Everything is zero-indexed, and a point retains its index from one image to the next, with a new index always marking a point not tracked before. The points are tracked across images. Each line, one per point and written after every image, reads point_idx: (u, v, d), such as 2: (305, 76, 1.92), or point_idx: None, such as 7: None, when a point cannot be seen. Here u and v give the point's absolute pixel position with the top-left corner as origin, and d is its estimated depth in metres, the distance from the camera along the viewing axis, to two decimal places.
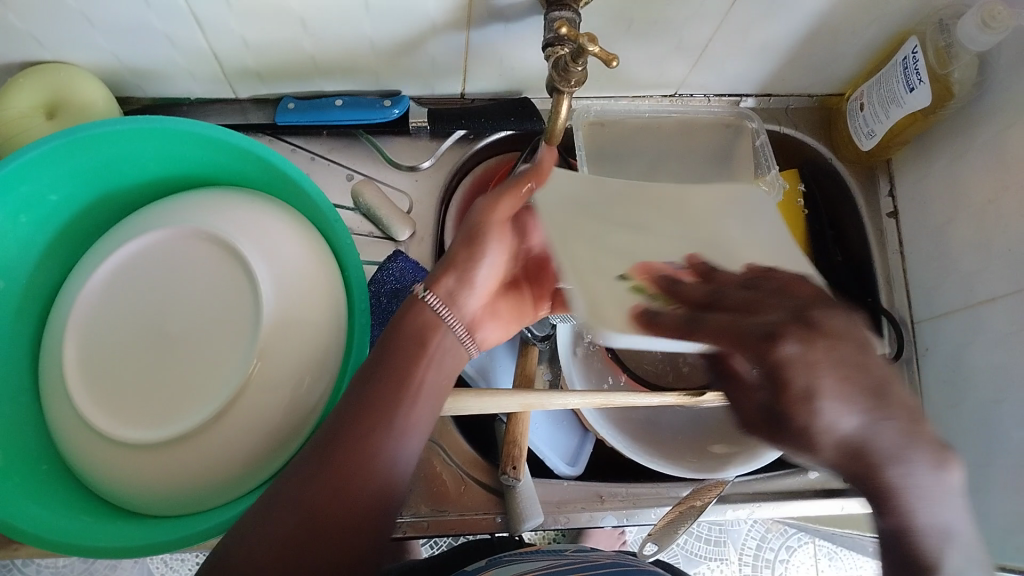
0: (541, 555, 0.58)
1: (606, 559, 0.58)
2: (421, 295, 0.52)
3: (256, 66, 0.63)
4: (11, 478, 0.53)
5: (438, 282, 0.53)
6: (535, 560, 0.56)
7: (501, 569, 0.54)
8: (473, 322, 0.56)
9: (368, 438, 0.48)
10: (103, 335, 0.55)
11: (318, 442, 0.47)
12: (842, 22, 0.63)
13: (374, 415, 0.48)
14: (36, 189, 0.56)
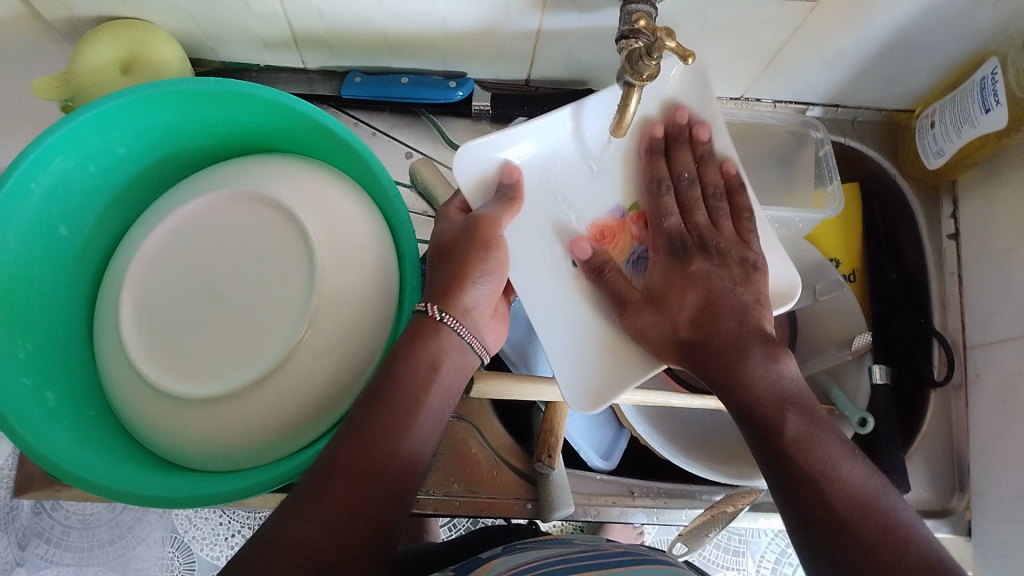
0: (553, 543, 0.58)
1: (619, 548, 0.57)
2: (438, 316, 0.53)
3: (327, 37, 0.63)
4: (61, 420, 0.54)
5: (453, 304, 0.54)
6: (541, 549, 0.55)
7: (511, 556, 0.54)
8: (483, 329, 0.57)
9: (382, 442, 0.47)
10: (161, 290, 0.57)
11: (338, 443, 0.46)
12: (921, 36, 0.62)
13: (387, 418, 0.48)
14: (106, 141, 0.58)
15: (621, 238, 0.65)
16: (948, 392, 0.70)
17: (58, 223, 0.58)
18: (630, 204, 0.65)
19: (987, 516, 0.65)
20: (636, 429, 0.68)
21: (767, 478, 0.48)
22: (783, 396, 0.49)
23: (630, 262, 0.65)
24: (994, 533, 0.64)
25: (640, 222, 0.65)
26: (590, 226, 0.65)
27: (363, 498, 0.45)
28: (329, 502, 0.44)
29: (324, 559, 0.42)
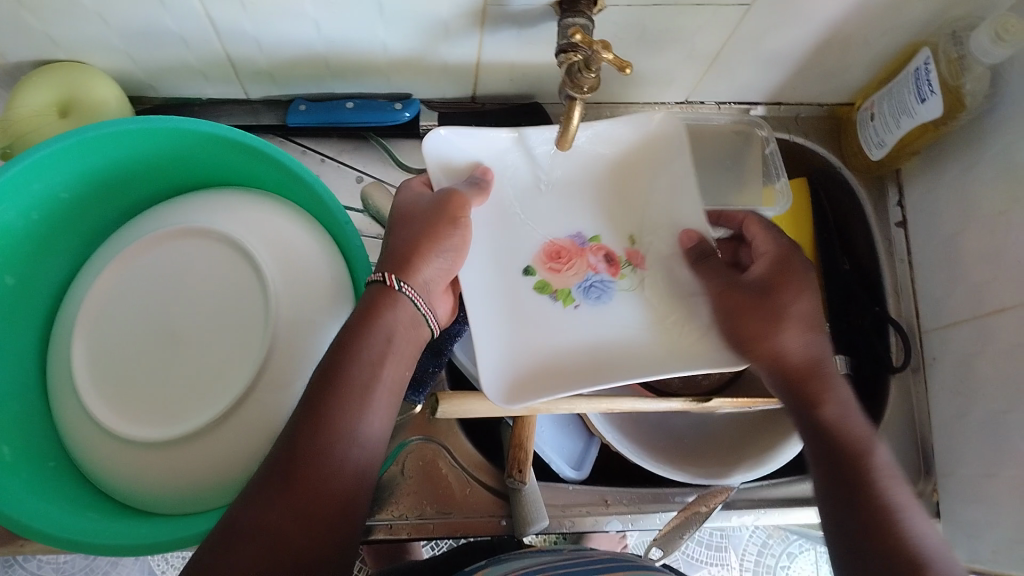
0: (541, 552, 0.58)
1: (604, 555, 0.57)
2: (396, 285, 0.52)
3: (268, 67, 0.63)
4: (19, 474, 0.53)
5: (412, 275, 0.53)
6: (530, 558, 0.56)
7: (496, 567, 0.54)
8: (432, 302, 0.56)
9: (342, 428, 0.46)
10: (111, 331, 0.56)
11: (297, 428, 0.45)
12: (855, 32, 0.63)
13: (345, 405, 0.46)
14: (48, 187, 0.57)
15: (576, 260, 0.68)
16: (907, 375, 0.71)
17: (4, 273, 0.57)
18: (627, 241, 0.68)
19: (954, 496, 0.66)
20: (605, 436, 0.68)
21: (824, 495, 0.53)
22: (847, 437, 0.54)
23: (579, 287, 0.67)
24: (961, 512, 0.65)
25: (599, 255, 0.68)
26: (548, 242, 0.68)
27: (324, 489, 0.44)
28: (292, 493, 0.43)
29: (280, 559, 0.42)
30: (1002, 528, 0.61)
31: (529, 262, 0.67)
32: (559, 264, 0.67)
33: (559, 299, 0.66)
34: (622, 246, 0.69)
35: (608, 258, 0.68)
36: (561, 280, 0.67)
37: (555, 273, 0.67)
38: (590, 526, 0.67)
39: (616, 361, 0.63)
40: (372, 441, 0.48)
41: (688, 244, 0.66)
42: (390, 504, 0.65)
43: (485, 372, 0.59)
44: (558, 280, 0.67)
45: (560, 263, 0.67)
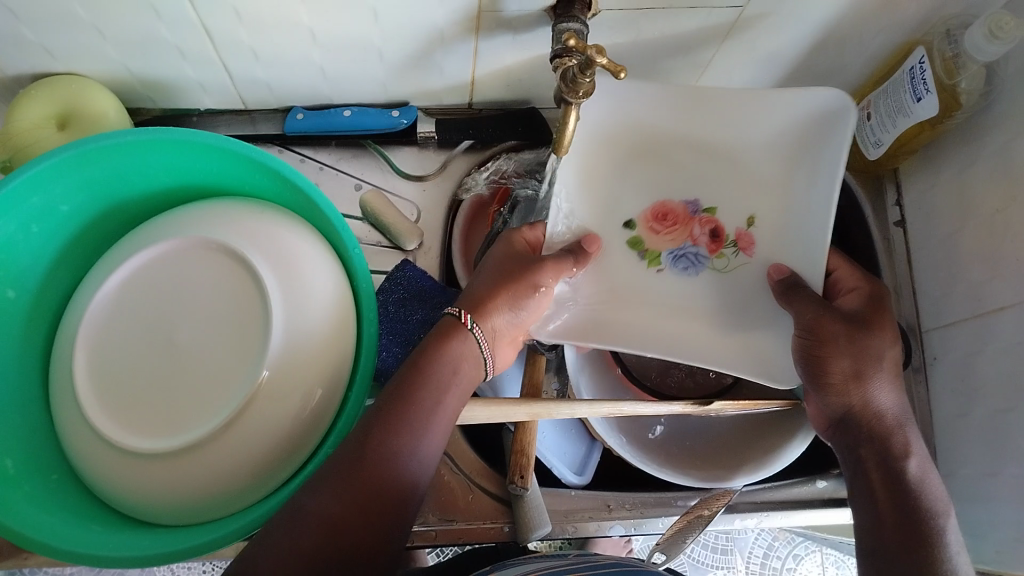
0: (547, 558, 0.58)
1: (610, 560, 0.57)
2: (469, 325, 0.55)
3: (265, 77, 0.63)
4: (21, 488, 0.54)
5: (485, 317, 0.56)
6: (536, 562, 0.56)
7: (502, 572, 0.54)
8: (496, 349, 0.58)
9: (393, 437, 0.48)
10: (114, 343, 0.56)
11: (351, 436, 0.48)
12: (849, 32, 0.63)
13: (405, 420, 0.49)
14: (47, 200, 0.57)
15: (681, 228, 0.67)
16: (908, 376, 0.70)
17: (5, 286, 0.57)
18: (745, 221, 0.67)
19: (957, 497, 0.66)
20: (608, 441, 0.68)
21: (863, 511, 0.57)
22: (884, 474, 0.57)
23: (672, 254, 0.67)
24: (964, 512, 0.65)
25: (706, 228, 0.67)
26: (659, 201, 0.67)
27: (380, 488, 0.46)
28: (354, 488, 0.45)
29: (332, 545, 0.44)
30: (1006, 527, 0.61)
31: (632, 216, 0.67)
32: (662, 224, 0.67)
33: (646, 260, 0.67)
34: (737, 225, 0.67)
35: (715, 233, 0.67)
36: (656, 242, 0.67)
37: (653, 233, 0.67)
38: (594, 532, 0.67)
39: (656, 331, 0.66)
40: (420, 453, 0.49)
41: (778, 276, 0.63)
42: None
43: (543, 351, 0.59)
44: (654, 241, 0.67)
45: (664, 225, 0.67)
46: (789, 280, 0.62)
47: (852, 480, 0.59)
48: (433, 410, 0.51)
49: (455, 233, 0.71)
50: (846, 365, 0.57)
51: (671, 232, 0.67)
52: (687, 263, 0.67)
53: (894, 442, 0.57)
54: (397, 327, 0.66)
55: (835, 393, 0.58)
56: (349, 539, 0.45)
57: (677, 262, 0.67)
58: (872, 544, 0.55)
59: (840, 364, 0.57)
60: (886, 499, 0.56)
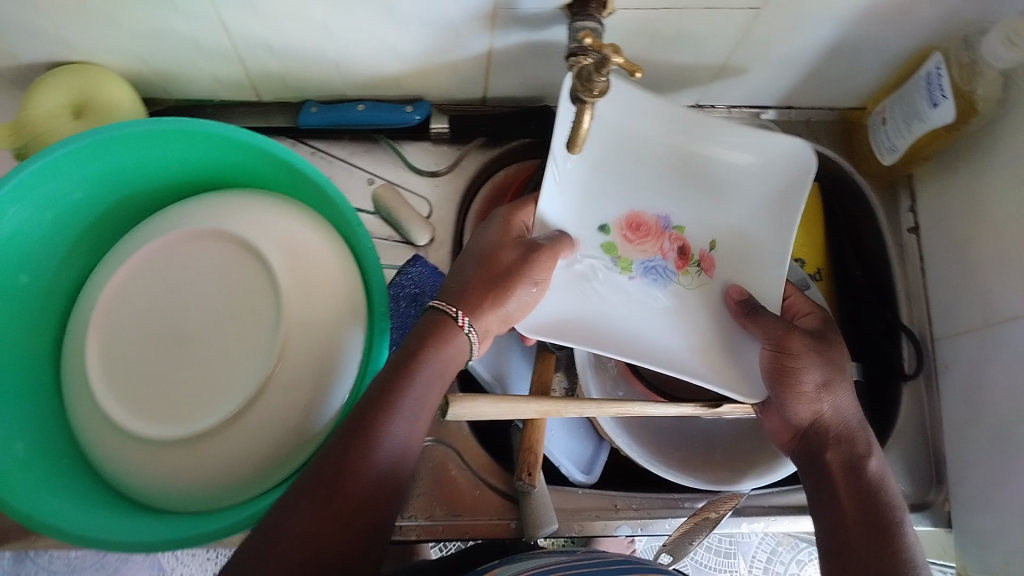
0: (554, 552, 0.59)
1: (616, 557, 0.58)
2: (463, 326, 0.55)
3: (279, 70, 0.63)
4: (31, 471, 0.54)
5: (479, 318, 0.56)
6: (538, 558, 0.56)
7: (512, 565, 0.54)
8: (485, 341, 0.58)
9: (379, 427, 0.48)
10: (126, 332, 0.56)
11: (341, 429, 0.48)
12: (865, 37, 0.63)
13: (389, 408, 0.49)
14: (61, 188, 0.57)
15: (652, 240, 0.70)
16: (919, 386, 0.71)
17: (18, 271, 0.58)
18: (707, 244, 0.70)
19: (965, 506, 0.66)
20: (616, 441, 0.68)
21: (828, 514, 0.58)
22: (847, 475, 0.59)
23: (642, 263, 0.70)
24: (972, 522, 0.65)
25: (675, 244, 0.70)
26: (634, 211, 0.70)
27: (368, 478, 0.47)
28: (343, 484, 0.46)
29: (329, 544, 0.45)
30: (1013, 538, 0.60)
31: (608, 221, 0.70)
32: (634, 233, 0.70)
33: (619, 266, 0.69)
34: (700, 245, 0.70)
35: (682, 251, 0.70)
36: (629, 250, 0.69)
37: (626, 242, 0.70)
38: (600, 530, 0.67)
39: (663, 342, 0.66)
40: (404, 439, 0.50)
41: (734, 297, 0.67)
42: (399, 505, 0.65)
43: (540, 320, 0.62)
44: (626, 249, 0.70)
45: (634, 236, 0.70)
46: (749, 302, 0.65)
47: (813, 485, 0.60)
48: (413, 416, 0.50)
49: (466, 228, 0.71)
50: (817, 376, 0.59)
51: (640, 243, 0.70)
52: (654, 275, 0.69)
53: (856, 443, 0.60)
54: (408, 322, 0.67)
55: (803, 401, 0.59)
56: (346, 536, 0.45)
57: (645, 272, 0.69)
58: (834, 542, 0.57)
59: (811, 375, 0.59)
60: (852, 503, 0.58)
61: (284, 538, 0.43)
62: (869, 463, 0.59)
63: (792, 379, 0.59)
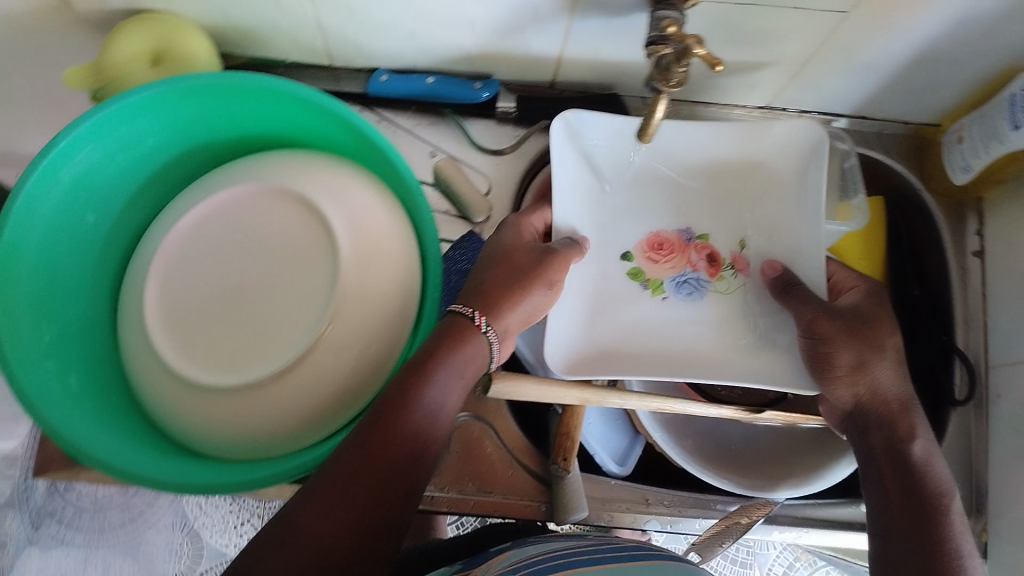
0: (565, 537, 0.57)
1: (632, 543, 0.55)
2: (484, 329, 0.53)
3: (354, 36, 0.63)
4: (84, 404, 0.55)
5: (498, 319, 0.55)
6: (557, 543, 0.55)
7: (520, 550, 0.53)
8: (506, 345, 0.57)
9: (412, 401, 0.48)
10: (185, 280, 0.58)
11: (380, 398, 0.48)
12: (951, 51, 0.61)
13: (423, 384, 0.49)
14: (135, 132, 0.58)
15: (678, 255, 0.70)
16: (968, 410, 0.69)
17: (85, 211, 0.59)
18: (737, 245, 0.70)
19: (1003, 539, 0.64)
20: (654, 437, 0.67)
21: (875, 496, 0.58)
22: (890, 457, 0.58)
23: (672, 280, 0.69)
24: (1009, 554, 0.64)
25: (703, 253, 0.70)
26: (653, 233, 0.70)
27: (405, 446, 0.47)
28: (379, 457, 0.46)
29: (368, 516, 0.45)
30: None
31: (630, 249, 0.70)
32: (659, 255, 0.69)
33: (649, 287, 0.68)
34: (730, 248, 0.70)
35: (711, 259, 0.69)
36: (656, 271, 0.69)
37: (652, 263, 0.69)
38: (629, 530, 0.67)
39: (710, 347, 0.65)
40: (439, 410, 0.50)
41: (767, 272, 0.67)
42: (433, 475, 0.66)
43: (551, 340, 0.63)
44: (654, 270, 0.69)
45: (659, 255, 0.70)
46: (786, 280, 0.64)
47: (863, 465, 0.59)
48: (443, 396, 0.50)
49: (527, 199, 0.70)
50: (849, 357, 0.59)
51: (670, 258, 0.69)
52: (688, 288, 0.68)
53: (898, 426, 0.59)
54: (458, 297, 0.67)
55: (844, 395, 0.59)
56: (383, 511, 0.45)
57: (677, 288, 0.68)
58: (881, 527, 0.56)
59: (851, 369, 0.59)
60: (896, 489, 0.56)
61: (326, 508, 0.44)
62: (914, 446, 0.58)
63: (828, 368, 0.59)
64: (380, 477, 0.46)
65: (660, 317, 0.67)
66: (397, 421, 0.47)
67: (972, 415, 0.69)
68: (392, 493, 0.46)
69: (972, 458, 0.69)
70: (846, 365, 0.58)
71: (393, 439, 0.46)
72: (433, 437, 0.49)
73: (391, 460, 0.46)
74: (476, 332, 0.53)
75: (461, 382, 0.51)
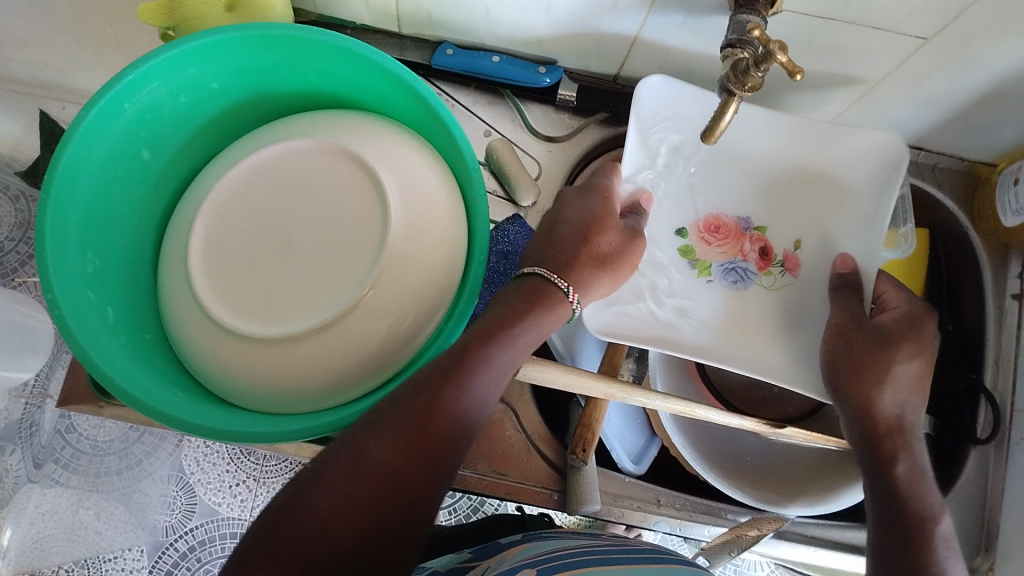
0: (579, 535, 0.57)
1: (649, 546, 0.54)
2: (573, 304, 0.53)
3: (428, 7, 0.63)
4: (119, 337, 0.55)
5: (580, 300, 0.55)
6: (571, 540, 0.55)
7: (538, 544, 0.53)
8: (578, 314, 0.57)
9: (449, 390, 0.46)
10: (233, 230, 0.58)
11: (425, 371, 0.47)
12: (1020, 91, 0.61)
13: (465, 370, 0.47)
14: (201, 74, 0.59)
15: (731, 241, 0.69)
16: (989, 450, 0.69)
17: (142, 147, 0.59)
18: (791, 244, 0.69)
19: None
20: (672, 438, 0.68)
21: (871, 508, 0.59)
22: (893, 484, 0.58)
23: (721, 266, 0.69)
24: None
25: (756, 244, 0.69)
26: (713, 214, 0.70)
27: (433, 438, 0.45)
28: (407, 448, 0.44)
29: (383, 506, 0.43)
30: None
31: (686, 225, 0.70)
32: (713, 236, 0.70)
33: (696, 269, 0.69)
34: (783, 246, 0.69)
35: (764, 252, 0.69)
36: (707, 252, 0.69)
37: (705, 245, 0.69)
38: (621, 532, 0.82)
39: (743, 356, 0.65)
40: (482, 403, 0.48)
41: (840, 268, 0.65)
42: None
43: (598, 309, 0.63)
44: (704, 251, 0.69)
45: (714, 236, 0.70)
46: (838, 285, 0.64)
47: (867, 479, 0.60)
48: (487, 387, 0.48)
49: (590, 166, 0.71)
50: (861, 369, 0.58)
51: (723, 242, 0.70)
52: (734, 276, 0.69)
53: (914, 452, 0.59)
54: (501, 279, 0.68)
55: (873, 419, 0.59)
56: (400, 504, 0.44)
57: (725, 274, 0.69)
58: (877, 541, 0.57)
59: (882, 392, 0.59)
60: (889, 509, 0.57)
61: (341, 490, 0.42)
62: (895, 471, 0.58)
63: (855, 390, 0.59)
64: (404, 467, 0.44)
65: (693, 316, 0.67)
66: (430, 411, 0.45)
67: (993, 456, 0.69)
68: (411, 488, 0.44)
69: (987, 498, 0.69)
70: (877, 389, 0.59)
71: (422, 428, 0.45)
72: (468, 433, 0.47)
73: (418, 451, 0.44)
74: (566, 304, 0.53)
75: (501, 371, 0.49)
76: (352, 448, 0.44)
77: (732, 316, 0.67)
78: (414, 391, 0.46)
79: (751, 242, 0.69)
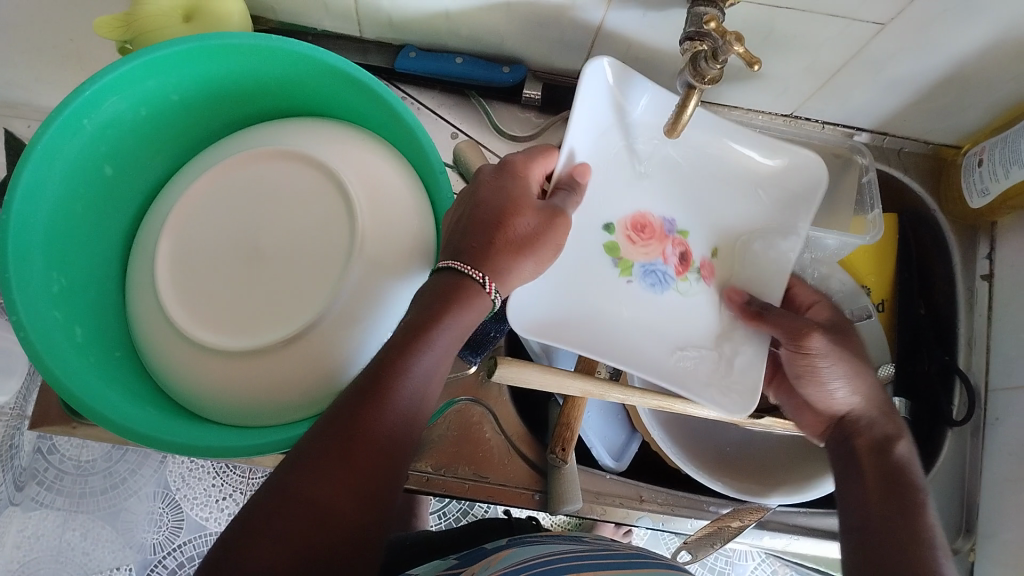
0: (565, 541, 0.57)
1: (633, 550, 0.54)
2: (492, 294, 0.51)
3: (388, 10, 0.63)
4: (88, 355, 0.55)
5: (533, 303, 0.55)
6: (554, 545, 0.54)
7: (526, 551, 0.52)
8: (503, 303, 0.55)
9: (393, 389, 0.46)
10: (198, 243, 0.57)
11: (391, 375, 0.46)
12: (980, 73, 0.62)
13: (408, 368, 0.47)
14: (161, 86, 0.58)
15: (656, 243, 0.69)
16: (965, 432, 0.70)
17: (104, 162, 0.59)
18: (708, 251, 0.70)
19: (990, 560, 0.65)
20: (652, 433, 0.68)
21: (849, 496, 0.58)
22: (876, 471, 0.58)
23: (643, 267, 0.68)
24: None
25: (677, 248, 0.69)
26: (640, 213, 0.69)
27: (380, 441, 0.45)
28: (355, 454, 0.44)
29: (337, 516, 0.42)
30: None
31: (614, 220, 0.68)
32: (637, 236, 0.68)
33: (619, 268, 0.67)
34: (701, 252, 0.69)
35: (683, 256, 0.69)
36: (631, 252, 0.67)
37: (631, 244, 0.68)
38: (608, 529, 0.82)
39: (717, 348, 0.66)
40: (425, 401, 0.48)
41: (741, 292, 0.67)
42: (427, 457, 0.66)
43: (528, 294, 0.61)
44: (629, 250, 0.68)
45: (637, 236, 0.68)
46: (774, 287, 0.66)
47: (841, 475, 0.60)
48: (427, 380, 0.48)
49: None
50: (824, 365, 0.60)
51: (647, 243, 0.68)
52: (652, 278, 0.67)
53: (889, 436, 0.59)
54: None
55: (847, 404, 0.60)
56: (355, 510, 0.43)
57: (643, 275, 0.67)
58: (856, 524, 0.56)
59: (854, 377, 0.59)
60: (875, 491, 0.57)
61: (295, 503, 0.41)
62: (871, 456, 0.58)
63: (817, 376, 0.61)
64: (355, 474, 0.43)
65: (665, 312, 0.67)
66: (373, 415, 0.45)
67: (969, 435, 0.70)
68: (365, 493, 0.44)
69: (965, 477, 0.69)
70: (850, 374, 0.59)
71: (367, 433, 0.44)
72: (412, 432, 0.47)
73: (366, 455, 0.44)
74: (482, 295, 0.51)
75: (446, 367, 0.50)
76: (300, 461, 0.43)
77: (706, 308, 0.67)
78: (361, 396, 0.45)
79: (674, 245, 0.69)
